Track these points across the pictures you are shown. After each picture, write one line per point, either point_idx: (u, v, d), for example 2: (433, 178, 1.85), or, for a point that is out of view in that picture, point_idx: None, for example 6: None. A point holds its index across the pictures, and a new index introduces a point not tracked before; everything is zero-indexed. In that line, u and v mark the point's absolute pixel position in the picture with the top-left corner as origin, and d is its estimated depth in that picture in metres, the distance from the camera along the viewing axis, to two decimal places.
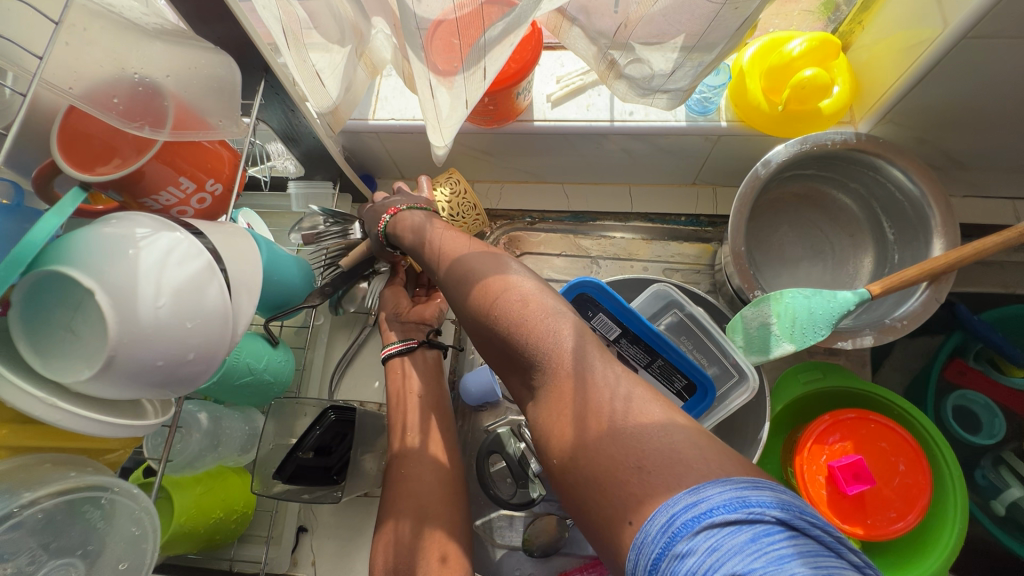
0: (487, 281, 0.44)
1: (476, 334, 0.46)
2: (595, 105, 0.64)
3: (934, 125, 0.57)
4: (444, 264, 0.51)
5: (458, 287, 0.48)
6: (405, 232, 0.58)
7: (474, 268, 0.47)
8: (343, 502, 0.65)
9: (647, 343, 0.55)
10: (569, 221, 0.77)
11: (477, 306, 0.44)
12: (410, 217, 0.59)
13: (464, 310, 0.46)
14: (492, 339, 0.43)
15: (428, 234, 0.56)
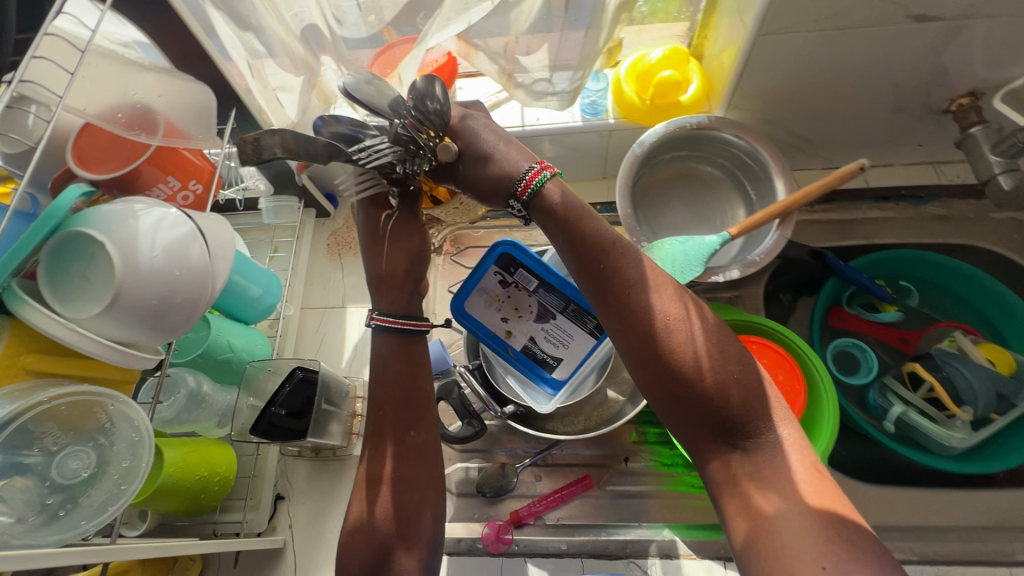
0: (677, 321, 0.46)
1: (654, 370, 0.46)
2: (509, 115, 0.79)
3: (770, 108, 0.73)
4: (619, 271, 0.49)
5: (638, 306, 0.47)
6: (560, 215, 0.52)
7: (669, 301, 0.47)
8: (317, 470, 0.73)
9: (560, 292, 0.65)
10: (504, 217, 0.90)
11: (682, 345, 0.45)
12: (551, 185, 0.53)
13: (656, 341, 0.46)
14: (686, 384, 0.44)
15: (580, 219, 0.51)
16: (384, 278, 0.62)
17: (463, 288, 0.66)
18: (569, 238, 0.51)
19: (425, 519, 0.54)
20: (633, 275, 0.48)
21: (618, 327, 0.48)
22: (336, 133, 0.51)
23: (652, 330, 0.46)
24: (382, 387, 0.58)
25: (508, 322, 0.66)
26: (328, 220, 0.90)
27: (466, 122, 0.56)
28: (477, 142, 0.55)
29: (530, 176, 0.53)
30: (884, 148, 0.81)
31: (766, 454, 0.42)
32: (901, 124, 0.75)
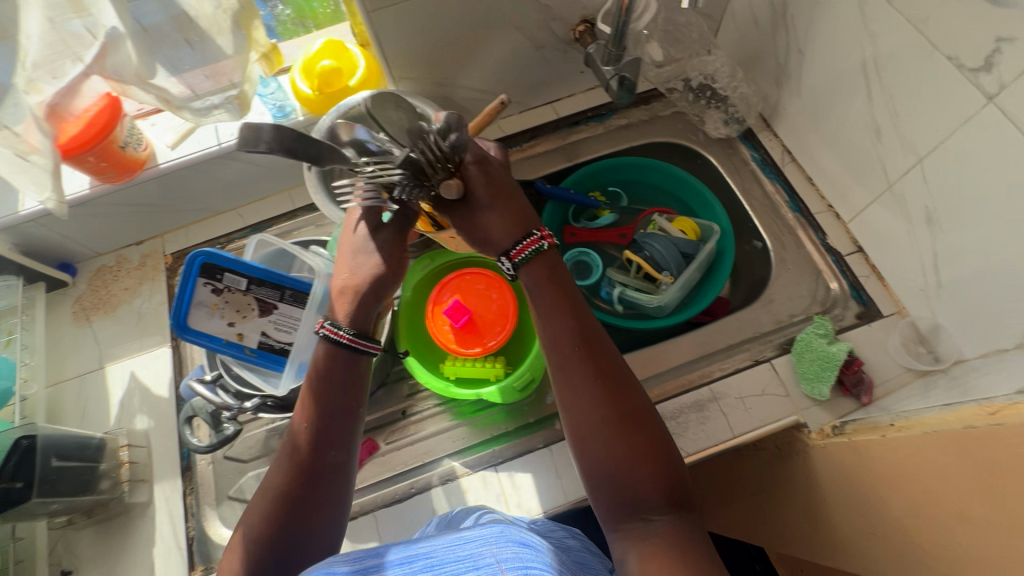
0: (621, 404, 0.49)
1: (587, 441, 0.49)
2: (205, 137, 0.81)
3: (432, 72, 0.82)
4: (570, 354, 0.51)
5: (585, 371, 0.50)
6: (539, 274, 0.54)
7: (620, 393, 0.50)
8: (102, 531, 0.71)
9: (269, 281, 0.69)
10: (252, 233, 0.92)
11: (620, 439, 0.48)
12: (532, 264, 0.54)
13: (591, 436, 0.49)
14: (612, 443, 0.48)
15: (570, 292, 0.54)
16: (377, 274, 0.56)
17: (178, 310, 0.67)
18: (546, 323, 0.53)
19: (319, 541, 0.49)
20: (585, 354, 0.51)
21: (568, 391, 0.51)
22: (352, 139, 0.56)
23: (596, 421, 0.49)
24: (314, 403, 0.53)
25: (236, 325, 0.69)
26: (69, 290, 0.88)
27: (476, 169, 0.55)
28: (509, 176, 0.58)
29: (526, 243, 0.54)
30: (555, 81, 0.93)
31: (665, 524, 0.45)
32: (551, 58, 0.88)
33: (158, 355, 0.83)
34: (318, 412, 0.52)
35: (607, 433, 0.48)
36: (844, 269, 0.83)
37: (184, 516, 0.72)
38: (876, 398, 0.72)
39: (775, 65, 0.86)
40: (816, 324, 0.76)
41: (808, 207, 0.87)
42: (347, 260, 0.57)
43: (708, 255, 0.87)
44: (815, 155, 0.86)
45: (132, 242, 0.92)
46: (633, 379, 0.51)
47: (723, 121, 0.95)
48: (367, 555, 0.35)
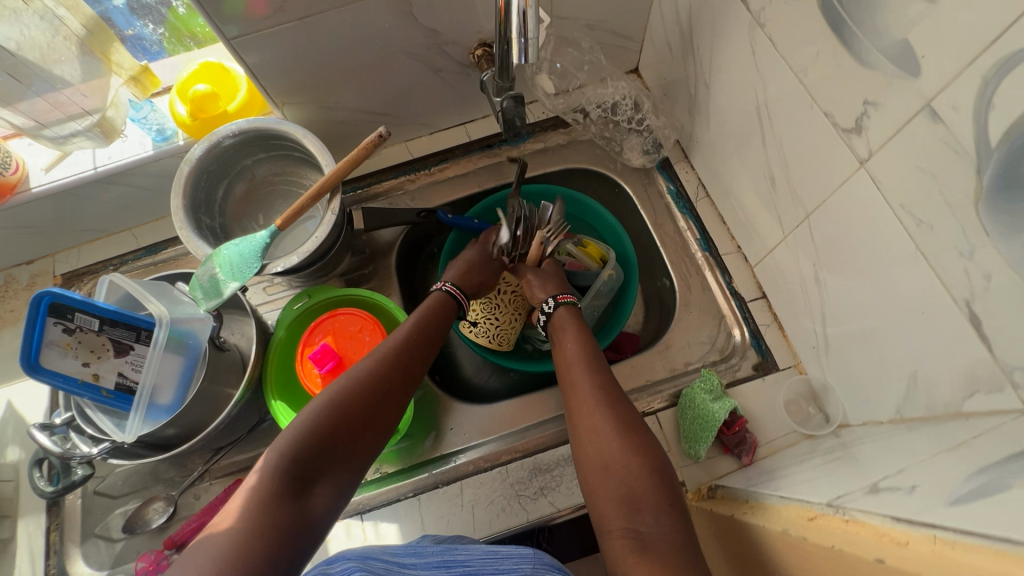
0: (627, 414, 0.58)
1: (597, 437, 0.56)
2: (80, 160, 0.78)
3: (319, 96, 0.78)
4: (579, 377, 0.63)
5: (604, 384, 0.61)
6: (566, 315, 0.71)
7: (616, 404, 0.59)
8: None
9: (124, 322, 0.67)
10: (145, 255, 0.88)
11: (617, 437, 0.55)
12: (561, 310, 0.71)
13: (598, 434, 0.57)
14: (612, 441, 0.55)
15: (586, 335, 0.68)
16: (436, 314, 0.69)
17: (26, 349, 0.63)
18: (570, 349, 0.66)
19: (321, 504, 0.50)
20: (592, 375, 0.62)
21: (581, 401, 0.60)
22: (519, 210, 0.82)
23: (599, 423, 0.57)
24: (380, 367, 0.60)
25: (92, 365, 0.66)
26: None
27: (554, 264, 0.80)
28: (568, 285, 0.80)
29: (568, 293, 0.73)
30: (462, 103, 0.89)
31: (655, 514, 0.49)
32: (451, 81, 0.83)
33: (36, 383, 0.81)
34: (430, 327, 0.67)
35: (620, 429, 0.56)
36: (746, 315, 0.79)
37: (45, 553, 0.71)
38: (757, 458, 0.69)
39: (687, 95, 0.81)
40: (703, 378, 0.73)
41: (717, 246, 0.84)
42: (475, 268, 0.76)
43: (604, 283, 0.82)
44: (726, 193, 0.82)
45: (22, 262, 0.89)
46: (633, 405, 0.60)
47: (640, 149, 0.89)
48: (411, 554, 0.46)
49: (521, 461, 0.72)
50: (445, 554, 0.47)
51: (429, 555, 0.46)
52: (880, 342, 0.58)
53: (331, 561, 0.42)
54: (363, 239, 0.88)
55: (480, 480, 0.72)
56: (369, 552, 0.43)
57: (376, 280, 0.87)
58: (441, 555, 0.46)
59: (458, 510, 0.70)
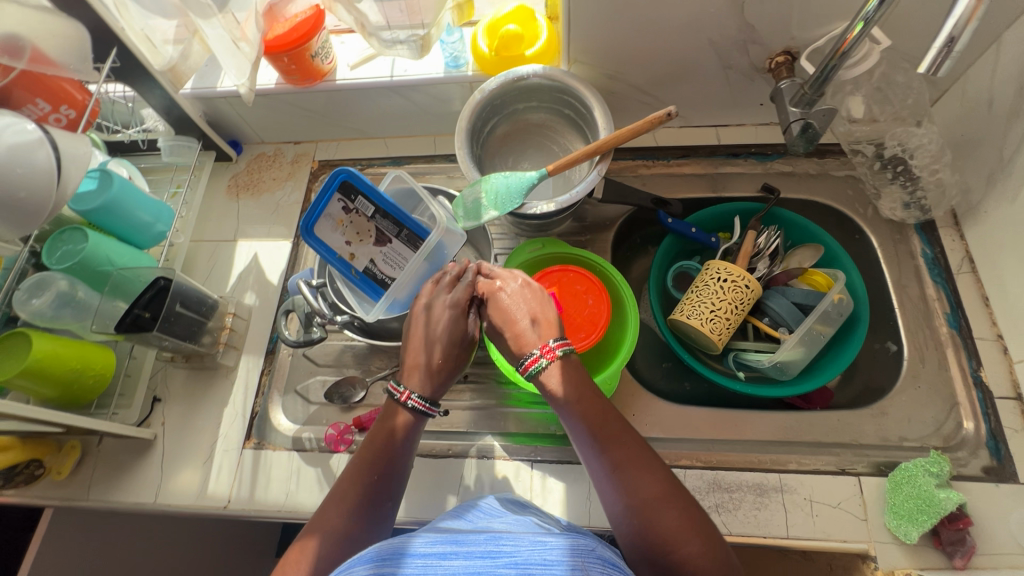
0: (664, 488, 0.49)
1: (653, 518, 0.47)
2: (381, 66, 0.86)
3: (610, 62, 0.80)
4: (605, 446, 0.52)
5: (623, 455, 0.51)
6: (555, 375, 0.57)
7: (651, 473, 0.50)
8: (191, 378, 0.82)
9: (393, 217, 0.72)
10: (390, 164, 0.97)
11: (663, 518, 0.47)
12: (548, 374, 0.57)
13: (648, 513, 0.47)
14: (669, 533, 0.46)
15: (580, 377, 0.57)
16: (430, 371, 0.61)
17: (310, 214, 0.73)
18: (573, 405, 0.55)
19: None
20: (611, 438, 0.52)
21: (610, 482, 0.50)
22: (770, 238, 0.84)
23: (633, 502, 0.48)
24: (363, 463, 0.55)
25: (352, 245, 0.74)
26: (231, 165, 1.00)
27: (523, 292, 0.63)
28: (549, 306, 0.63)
29: (529, 362, 0.58)
30: (728, 105, 0.88)
31: None
32: (734, 81, 0.82)
33: (281, 246, 0.92)
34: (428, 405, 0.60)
35: (667, 517, 0.47)
36: (988, 411, 0.71)
37: (256, 391, 0.81)
38: (972, 566, 0.62)
39: (992, 159, 0.74)
40: (930, 459, 0.66)
41: (970, 327, 0.76)
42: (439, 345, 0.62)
43: (833, 305, 0.76)
44: (1003, 276, 0.74)
45: (292, 141, 1.02)
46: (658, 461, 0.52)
47: (902, 204, 0.82)
48: (452, 542, 0.34)
49: (701, 471, 0.70)
50: (492, 543, 0.34)
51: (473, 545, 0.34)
52: None
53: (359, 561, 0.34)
54: (587, 208, 0.91)
55: None
56: (397, 553, 0.33)
57: (589, 250, 0.89)
58: (486, 544, 0.34)
59: None
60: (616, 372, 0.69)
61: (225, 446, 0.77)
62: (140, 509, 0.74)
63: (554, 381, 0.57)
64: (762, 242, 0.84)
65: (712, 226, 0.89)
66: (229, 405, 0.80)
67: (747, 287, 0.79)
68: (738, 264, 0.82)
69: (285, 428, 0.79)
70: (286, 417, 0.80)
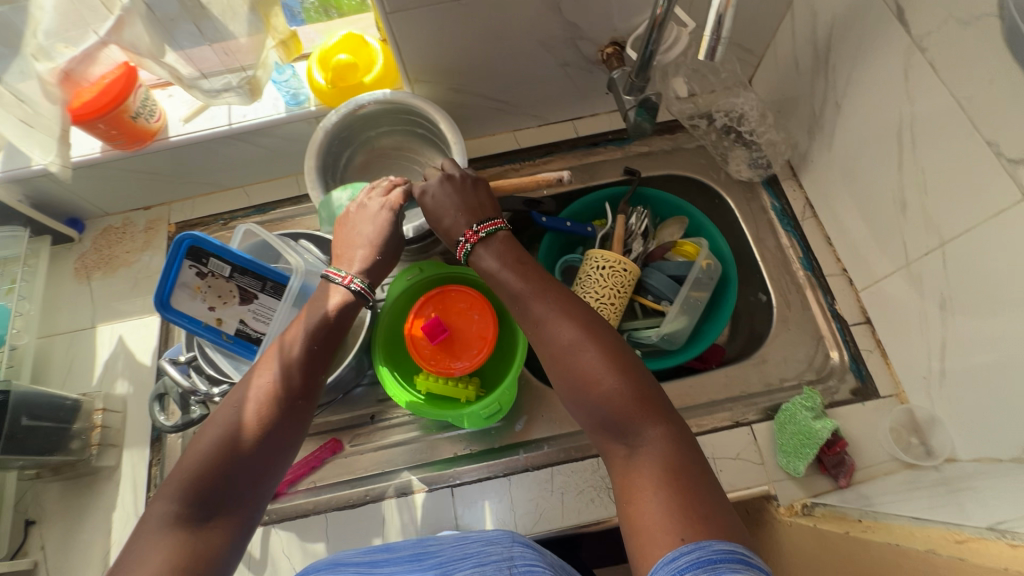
0: (588, 334, 0.52)
1: (571, 356, 0.52)
2: (216, 116, 0.81)
3: (451, 77, 0.80)
4: (533, 305, 0.55)
5: (547, 308, 0.55)
6: (478, 251, 0.61)
7: (571, 315, 0.54)
8: (68, 489, 0.74)
9: (253, 272, 0.69)
10: (254, 213, 0.92)
11: (584, 362, 0.51)
12: (478, 256, 0.61)
13: (568, 352, 0.52)
14: (585, 367, 0.51)
15: (511, 258, 0.60)
16: (270, 398, 0.53)
17: (161, 288, 0.67)
18: (509, 283, 0.58)
19: (226, 530, 0.48)
20: (533, 290, 0.56)
21: (539, 341, 0.54)
22: (640, 217, 0.88)
23: (556, 351, 0.52)
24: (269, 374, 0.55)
25: (216, 310, 0.69)
26: (74, 246, 0.91)
27: (445, 187, 0.64)
28: (479, 194, 0.65)
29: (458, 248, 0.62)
30: (577, 98, 0.90)
31: (644, 445, 0.47)
32: (575, 76, 0.85)
33: (147, 322, 0.85)
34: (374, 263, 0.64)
35: (582, 361, 0.51)
36: (847, 338, 0.79)
37: (147, 486, 0.74)
38: (855, 482, 0.69)
39: (808, 114, 0.81)
40: (804, 395, 0.73)
41: (821, 266, 0.83)
42: (365, 243, 0.64)
43: (702, 272, 0.82)
44: (837, 216, 0.82)
45: (140, 207, 0.93)
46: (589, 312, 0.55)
47: (747, 163, 0.89)
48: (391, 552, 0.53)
49: None
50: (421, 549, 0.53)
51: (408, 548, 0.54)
52: (1010, 378, 0.58)
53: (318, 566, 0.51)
54: None
55: (571, 469, 0.72)
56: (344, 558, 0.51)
57: None
58: (418, 551, 0.52)
59: (548, 495, 0.71)
60: (513, 382, 0.71)
61: (121, 554, 0.71)
62: None
63: (486, 256, 0.60)
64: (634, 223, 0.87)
65: (587, 216, 0.92)
66: (117, 508, 0.73)
67: (626, 270, 0.81)
68: (615, 249, 0.84)
69: None
70: None
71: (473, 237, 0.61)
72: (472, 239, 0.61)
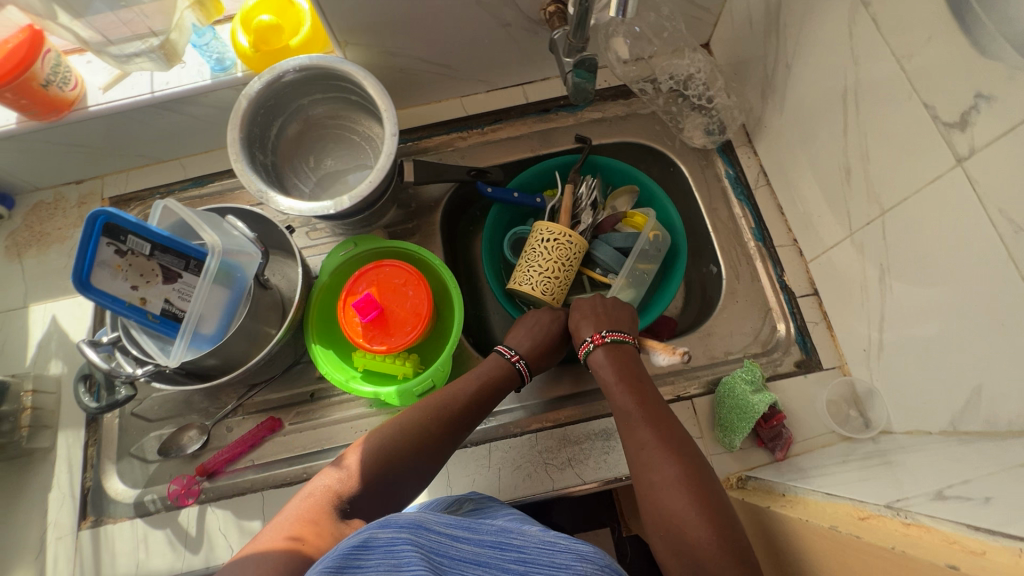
0: (696, 483, 0.52)
1: (665, 484, 0.53)
2: (137, 83, 0.76)
3: (384, 39, 0.76)
4: (636, 424, 0.59)
5: (651, 432, 0.57)
6: (604, 359, 0.65)
7: (675, 447, 0.56)
8: (4, 470, 0.73)
9: (174, 249, 0.66)
10: (191, 186, 0.89)
11: (675, 499, 0.52)
12: (598, 358, 0.66)
13: (659, 479, 0.54)
14: (674, 498, 0.52)
15: (629, 376, 0.63)
16: (413, 433, 0.59)
17: (79, 266, 0.62)
18: (623, 402, 0.61)
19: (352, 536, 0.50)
20: (647, 418, 0.59)
21: (636, 454, 0.57)
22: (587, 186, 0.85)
23: (660, 477, 0.54)
24: (424, 414, 0.60)
25: (140, 289, 0.66)
26: (5, 222, 0.88)
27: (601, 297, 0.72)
28: (622, 309, 0.71)
29: (581, 346, 0.67)
30: (524, 61, 0.86)
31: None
32: (519, 37, 0.80)
33: (81, 302, 0.82)
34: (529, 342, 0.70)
35: (678, 494, 0.52)
36: (794, 310, 0.78)
37: (83, 466, 0.74)
38: (791, 455, 0.69)
39: (762, 77, 0.77)
40: (745, 368, 0.72)
41: (772, 236, 0.81)
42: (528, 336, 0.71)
43: (649, 244, 0.80)
44: (790, 185, 0.79)
45: (72, 181, 0.90)
46: (707, 468, 0.55)
47: (702, 130, 0.85)
48: (465, 528, 0.44)
49: (551, 431, 0.72)
50: (500, 534, 0.44)
51: (483, 533, 0.44)
52: (940, 350, 0.57)
53: (384, 523, 0.41)
54: (409, 193, 0.87)
55: (508, 445, 0.72)
56: (421, 520, 0.42)
57: (419, 236, 0.87)
58: (496, 535, 0.44)
59: (485, 471, 0.71)
60: (449, 358, 0.70)
61: (58, 534, 0.71)
62: None
63: (608, 375, 0.64)
64: (582, 191, 0.85)
65: (536, 185, 0.89)
66: (53, 489, 0.72)
67: (572, 242, 0.79)
68: (562, 222, 0.81)
69: (125, 496, 0.73)
70: (123, 484, 0.74)
71: (603, 339, 0.66)
72: (603, 340, 0.66)
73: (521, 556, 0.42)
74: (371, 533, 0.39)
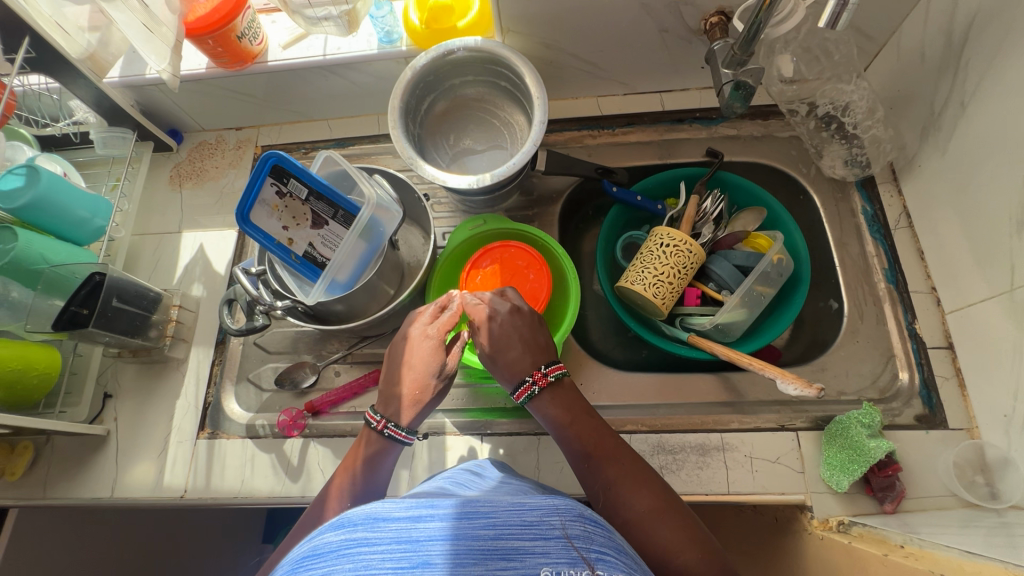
0: (671, 512, 0.48)
1: (645, 519, 0.47)
2: (314, 45, 0.83)
3: (545, 32, 0.79)
4: (599, 464, 0.53)
5: (617, 468, 0.52)
6: (554, 402, 0.58)
7: (644, 480, 0.51)
8: (143, 372, 0.81)
9: (326, 199, 0.70)
10: (334, 146, 0.96)
11: (658, 528, 0.46)
12: (541, 402, 0.58)
13: (641, 520, 0.47)
14: (654, 533, 0.45)
15: (577, 412, 0.57)
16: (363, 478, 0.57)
17: (245, 200, 0.68)
18: (571, 439, 0.56)
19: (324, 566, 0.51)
20: (604, 455, 0.53)
21: (604, 500, 0.50)
22: (714, 201, 0.84)
23: (629, 518, 0.47)
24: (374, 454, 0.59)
25: (289, 231, 0.70)
26: (172, 155, 0.98)
27: (512, 319, 0.62)
28: (541, 334, 0.63)
29: (521, 389, 0.59)
30: (670, 69, 0.86)
31: None
32: (671, 45, 0.81)
33: (225, 235, 0.90)
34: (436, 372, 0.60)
35: (660, 530, 0.46)
36: (921, 361, 0.73)
37: (208, 381, 0.81)
38: (901, 510, 0.65)
39: (925, 114, 0.74)
40: (863, 411, 0.67)
41: (906, 281, 0.77)
42: (415, 374, 0.60)
43: (773, 267, 0.77)
44: (935, 229, 0.75)
45: (233, 127, 0.99)
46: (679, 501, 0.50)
47: (844, 161, 0.82)
48: (424, 502, 0.30)
49: (646, 435, 0.72)
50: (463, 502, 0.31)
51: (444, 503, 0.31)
52: None
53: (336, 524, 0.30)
54: (534, 181, 0.90)
55: None
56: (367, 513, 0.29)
57: (537, 224, 0.89)
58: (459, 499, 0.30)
59: None
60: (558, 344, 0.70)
61: (179, 438, 0.78)
62: (99, 504, 0.74)
63: (551, 415, 0.58)
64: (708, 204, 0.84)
65: (659, 192, 0.89)
66: (181, 398, 0.80)
67: (691, 252, 0.78)
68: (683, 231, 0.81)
69: (239, 416, 0.79)
70: (239, 405, 0.80)
71: (549, 376, 0.58)
72: (549, 377, 0.58)
73: (494, 527, 0.29)
74: (321, 539, 0.29)
